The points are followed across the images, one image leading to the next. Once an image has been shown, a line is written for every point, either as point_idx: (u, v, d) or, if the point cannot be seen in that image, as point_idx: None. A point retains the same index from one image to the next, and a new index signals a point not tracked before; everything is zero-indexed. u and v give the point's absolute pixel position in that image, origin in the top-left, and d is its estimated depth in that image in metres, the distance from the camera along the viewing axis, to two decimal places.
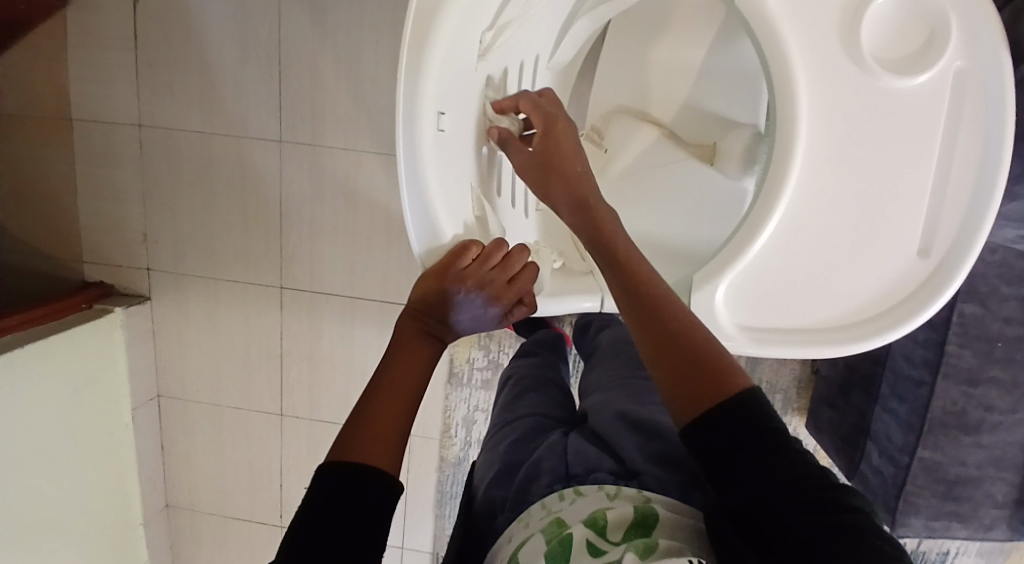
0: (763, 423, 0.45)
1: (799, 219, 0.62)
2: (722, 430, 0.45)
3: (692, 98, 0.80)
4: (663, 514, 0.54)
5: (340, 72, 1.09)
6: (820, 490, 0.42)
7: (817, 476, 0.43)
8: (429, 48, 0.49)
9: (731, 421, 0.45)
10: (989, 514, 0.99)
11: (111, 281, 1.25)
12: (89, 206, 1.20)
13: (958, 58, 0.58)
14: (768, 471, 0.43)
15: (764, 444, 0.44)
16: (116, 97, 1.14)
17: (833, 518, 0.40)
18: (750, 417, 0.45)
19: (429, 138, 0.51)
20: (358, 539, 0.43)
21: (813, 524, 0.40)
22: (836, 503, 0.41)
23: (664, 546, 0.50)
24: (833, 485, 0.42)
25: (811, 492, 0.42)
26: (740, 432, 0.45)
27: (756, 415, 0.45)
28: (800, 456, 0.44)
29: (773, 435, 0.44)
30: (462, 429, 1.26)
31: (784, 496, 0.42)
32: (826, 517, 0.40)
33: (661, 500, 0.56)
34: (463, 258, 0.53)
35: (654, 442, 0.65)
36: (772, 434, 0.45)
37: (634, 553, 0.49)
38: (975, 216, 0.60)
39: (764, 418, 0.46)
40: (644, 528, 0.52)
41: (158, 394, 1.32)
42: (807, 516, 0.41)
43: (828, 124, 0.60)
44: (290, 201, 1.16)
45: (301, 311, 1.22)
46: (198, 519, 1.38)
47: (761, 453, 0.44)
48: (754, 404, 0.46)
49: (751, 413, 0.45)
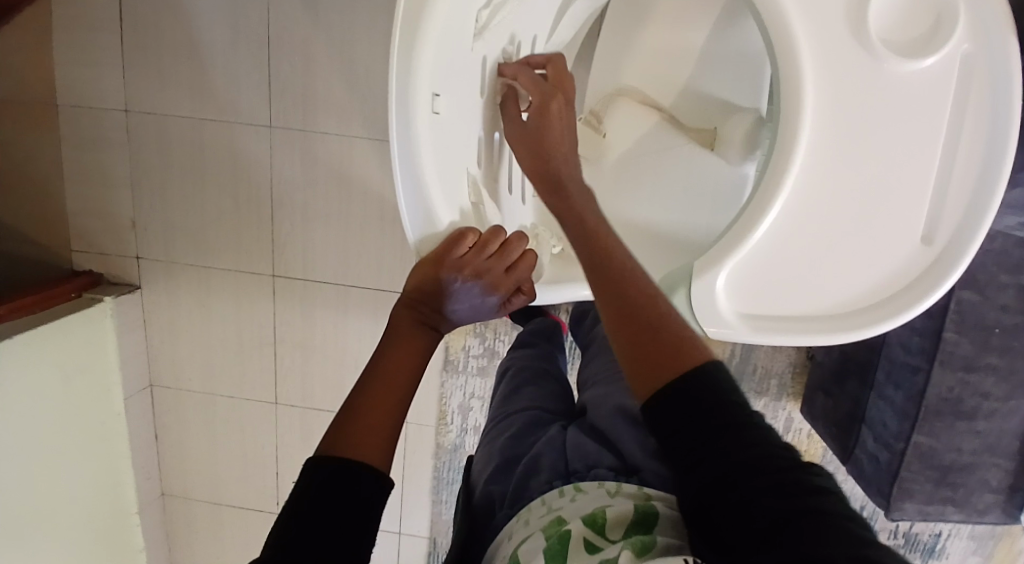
0: (718, 400, 0.44)
1: (800, 207, 0.61)
2: (678, 404, 0.45)
3: (692, 82, 0.79)
4: (663, 513, 0.53)
5: (331, 56, 1.06)
6: (783, 471, 0.40)
7: (779, 456, 0.41)
8: (423, 28, 0.47)
9: (684, 399, 0.44)
10: (983, 499, 1.00)
11: (100, 270, 1.23)
12: (77, 193, 1.18)
13: (965, 42, 0.57)
14: (726, 450, 0.42)
15: (721, 421, 0.43)
16: (102, 82, 1.11)
17: (796, 500, 0.38)
18: (704, 392, 0.44)
19: (424, 123, 0.49)
20: (352, 530, 0.42)
21: (776, 507, 0.38)
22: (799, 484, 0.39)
23: (661, 545, 0.49)
24: (796, 466, 0.41)
25: (772, 471, 0.40)
26: (693, 409, 0.44)
27: (713, 389, 0.45)
28: (760, 434, 0.42)
29: (729, 412, 0.43)
30: (457, 416, 1.26)
31: (746, 477, 0.40)
32: (788, 497, 0.38)
33: (661, 497, 0.57)
34: (460, 247, 0.52)
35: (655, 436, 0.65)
36: (728, 411, 0.44)
37: (630, 551, 0.48)
38: (979, 205, 0.60)
39: (724, 394, 0.45)
40: (642, 527, 0.52)
41: (150, 383, 1.30)
42: (767, 497, 0.39)
43: (830, 110, 0.59)
44: (281, 187, 1.14)
45: (294, 299, 1.21)
46: (193, 508, 1.38)
47: (718, 431, 0.43)
48: (711, 379, 0.45)
49: (707, 387, 0.44)
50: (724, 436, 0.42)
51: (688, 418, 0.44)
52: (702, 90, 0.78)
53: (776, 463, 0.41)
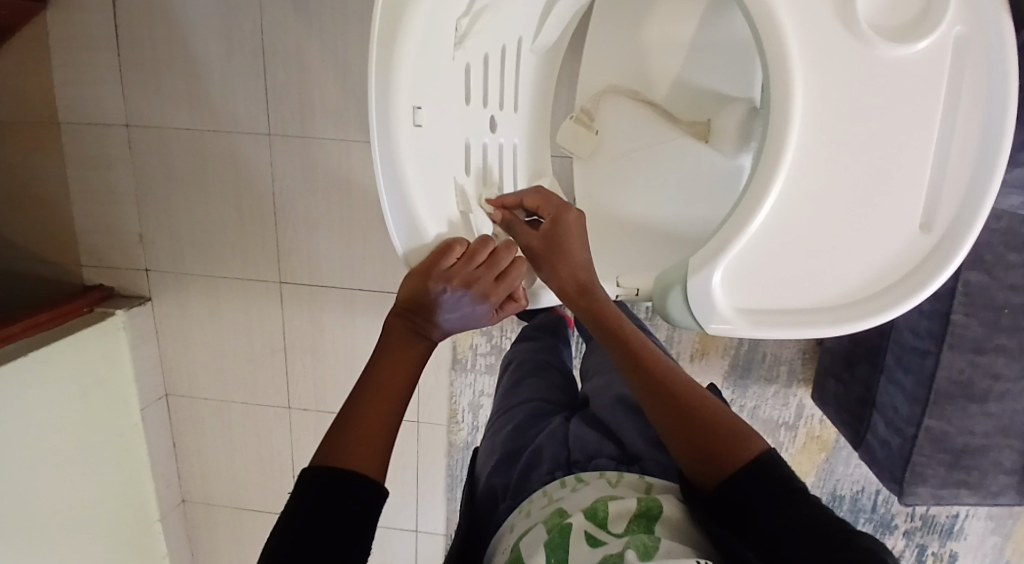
0: (781, 479, 0.48)
1: (796, 198, 0.60)
2: (745, 484, 0.49)
3: (685, 73, 0.77)
4: (667, 505, 0.54)
5: (325, 63, 1.06)
6: (830, 529, 0.44)
7: (831, 520, 0.45)
8: (400, 41, 0.47)
9: (751, 478, 0.49)
10: (998, 481, 0.99)
11: (111, 283, 1.25)
12: (85, 209, 1.20)
13: (959, 23, 0.56)
14: (780, 516, 0.46)
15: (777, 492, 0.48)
16: (103, 99, 1.13)
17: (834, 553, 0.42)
18: (762, 474, 0.49)
19: (405, 133, 0.50)
20: (344, 542, 0.42)
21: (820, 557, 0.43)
22: (841, 541, 0.43)
23: (664, 548, 0.49)
24: (845, 528, 0.44)
25: (818, 533, 0.44)
26: (758, 486, 0.49)
27: (772, 469, 0.49)
28: (815, 504, 0.46)
29: (789, 487, 0.48)
30: (468, 414, 1.27)
31: (794, 538, 0.45)
32: (828, 552, 0.42)
33: (660, 485, 0.58)
34: (447, 258, 0.53)
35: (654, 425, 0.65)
36: (783, 483, 0.48)
37: (634, 552, 0.48)
38: (978, 189, 0.59)
39: (786, 475, 0.49)
40: (646, 521, 0.52)
41: (167, 392, 1.32)
42: (813, 553, 0.43)
43: (823, 96, 0.58)
44: (283, 195, 1.15)
45: (302, 305, 1.22)
46: (214, 512, 1.40)
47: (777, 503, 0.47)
48: (768, 464, 0.49)
49: (766, 472, 0.49)
50: (778, 504, 0.47)
51: (744, 493, 0.49)
52: (695, 83, 0.77)
53: (825, 526, 0.44)
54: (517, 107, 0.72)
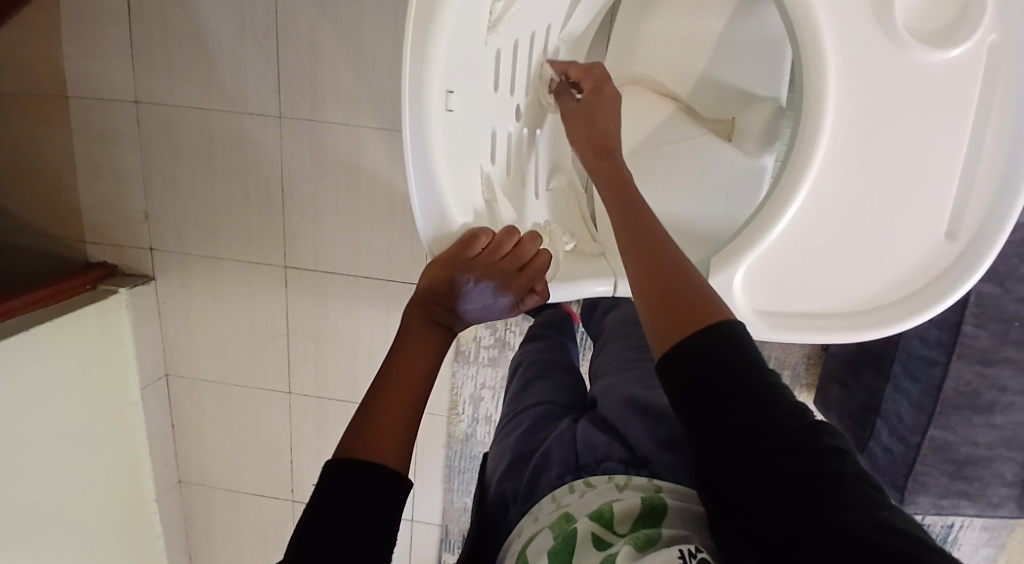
0: (731, 361, 0.43)
1: (821, 203, 0.60)
2: (697, 366, 0.44)
3: (710, 71, 0.76)
4: (671, 503, 0.54)
5: (340, 48, 1.05)
6: (797, 431, 0.40)
7: (792, 414, 0.41)
8: (437, 26, 0.46)
9: (700, 360, 0.44)
10: (998, 492, 0.99)
11: (114, 261, 1.24)
12: (90, 186, 1.19)
13: (994, 32, 0.55)
14: (740, 415, 0.42)
15: (732, 386, 0.42)
16: (113, 73, 1.11)
17: (816, 465, 0.39)
18: (711, 354, 0.44)
19: (437, 120, 0.48)
20: (366, 532, 0.41)
21: (791, 469, 0.39)
22: (816, 447, 0.40)
23: (666, 537, 0.49)
24: (808, 427, 0.41)
25: (787, 434, 0.40)
26: (707, 374, 0.44)
27: (733, 346, 0.44)
28: (772, 394, 0.42)
29: (740, 370, 0.43)
30: (469, 406, 1.26)
31: (757, 439, 0.41)
32: (808, 465, 0.39)
33: (671, 488, 0.56)
34: (472, 247, 0.51)
35: (665, 425, 0.63)
36: (735, 375, 0.43)
37: (632, 547, 0.48)
38: (1006, 198, 0.58)
39: (740, 358, 0.44)
40: (651, 519, 0.52)
41: (166, 372, 1.31)
42: (785, 462, 0.39)
43: (855, 102, 0.57)
44: (292, 180, 1.14)
45: (307, 290, 1.21)
46: (209, 495, 1.40)
47: (729, 398, 0.42)
48: (727, 339, 0.45)
49: (724, 347, 0.44)
50: (738, 401, 0.42)
51: (694, 389, 0.44)
52: (717, 80, 0.76)
53: (790, 424, 0.41)
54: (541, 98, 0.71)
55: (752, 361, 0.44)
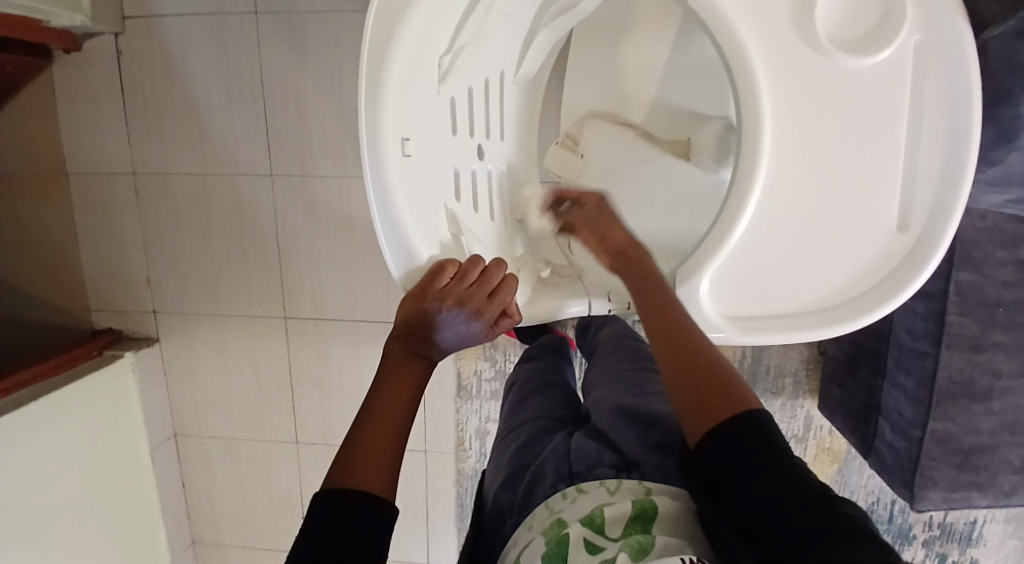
0: (756, 439, 0.47)
1: (774, 207, 0.62)
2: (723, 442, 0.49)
3: (663, 96, 0.79)
4: (661, 504, 0.55)
5: (322, 103, 1.10)
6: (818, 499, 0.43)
7: (813, 481, 0.45)
8: (385, 81, 0.50)
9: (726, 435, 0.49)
10: (1009, 480, 0.98)
11: (119, 327, 1.28)
12: (93, 256, 1.23)
13: (916, 31, 0.58)
14: (762, 484, 0.46)
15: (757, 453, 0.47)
16: (110, 147, 1.17)
17: (829, 520, 0.41)
18: (746, 431, 0.48)
19: (395, 163, 0.52)
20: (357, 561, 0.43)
21: (807, 528, 0.42)
22: (833, 511, 0.42)
23: (659, 545, 0.51)
24: (828, 492, 0.44)
25: (806, 499, 0.43)
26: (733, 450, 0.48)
27: (763, 423, 0.48)
28: (797, 469, 0.46)
29: (767, 446, 0.47)
30: (476, 441, 1.27)
31: (778, 504, 0.44)
32: (823, 523, 0.41)
33: (661, 489, 0.58)
34: (441, 277, 0.55)
35: (652, 431, 0.64)
36: (764, 451, 0.47)
37: (628, 553, 0.51)
38: (951, 184, 0.60)
39: (767, 434, 0.48)
40: (642, 522, 0.54)
41: (176, 432, 1.33)
42: (803, 523, 0.42)
43: (793, 111, 0.60)
44: (285, 234, 1.18)
45: (307, 339, 1.24)
46: (226, 552, 1.40)
47: (755, 470, 0.46)
48: (758, 421, 0.48)
49: (751, 427, 0.48)
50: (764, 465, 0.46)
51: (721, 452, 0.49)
52: (675, 104, 0.79)
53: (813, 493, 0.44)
54: (503, 135, 0.75)
55: (783, 445, 0.48)
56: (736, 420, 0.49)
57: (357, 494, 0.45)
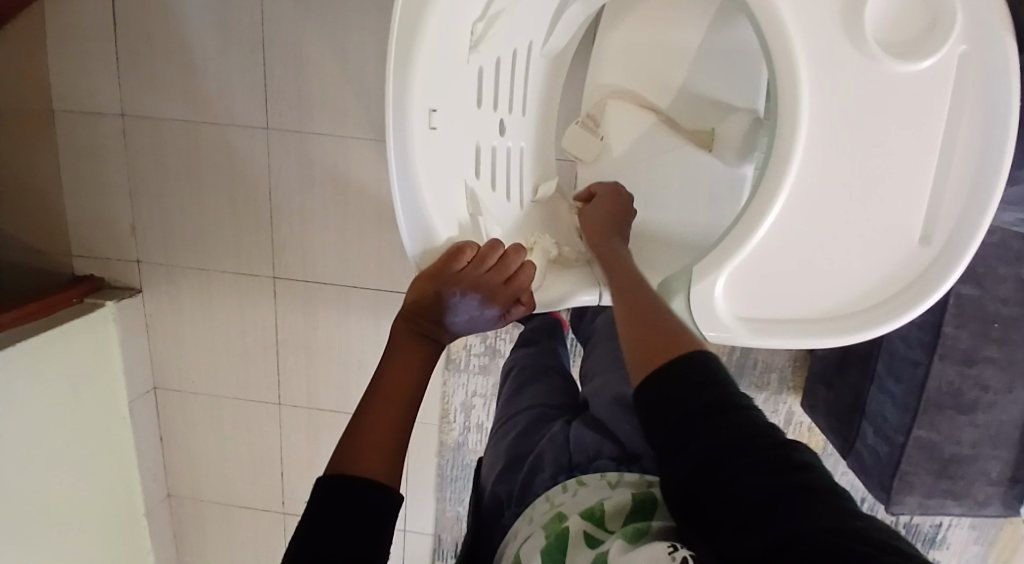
0: (703, 388, 0.46)
1: (799, 210, 0.61)
2: (664, 395, 0.48)
3: (690, 84, 0.77)
4: (662, 498, 0.55)
5: (328, 59, 1.05)
6: (769, 448, 0.42)
7: (765, 432, 0.43)
8: (417, 46, 0.47)
9: (674, 386, 0.47)
10: (984, 491, 1.00)
11: (101, 275, 1.23)
12: (77, 200, 1.18)
13: (963, 42, 0.56)
14: (709, 437, 0.44)
15: (708, 408, 0.45)
16: (99, 86, 1.11)
17: (785, 477, 0.39)
18: (686, 380, 0.47)
19: (420, 135, 0.49)
20: (361, 535, 0.42)
21: (760, 484, 0.40)
22: (787, 462, 0.40)
23: (656, 529, 0.50)
24: (781, 442, 0.42)
25: (756, 450, 0.41)
26: (677, 401, 0.47)
27: (704, 373, 0.47)
28: (742, 414, 0.44)
29: (713, 396, 0.45)
30: (461, 414, 1.26)
31: (730, 458, 0.42)
32: (778, 480, 0.39)
33: (661, 483, 0.58)
34: (458, 261, 0.53)
35: None
36: (710, 399, 0.45)
37: (623, 539, 0.49)
38: (978, 201, 0.59)
39: (713, 384, 0.47)
40: (642, 514, 0.53)
41: (155, 385, 1.31)
42: (757, 479, 0.40)
43: (830, 112, 0.58)
44: (280, 192, 1.14)
45: (296, 301, 1.21)
46: (201, 508, 1.39)
47: (702, 420, 0.45)
48: (701, 368, 0.48)
49: (696, 373, 0.47)
50: (716, 420, 0.44)
51: (672, 411, 0.47)
52: (699, 93, 0.77)
53: (760, 441, 0.42)
54: (522, 111, 0.72)
55: (727, 389, 0.46)
56: (679, 364, 0.48)
57: (356, 479, 0.44)
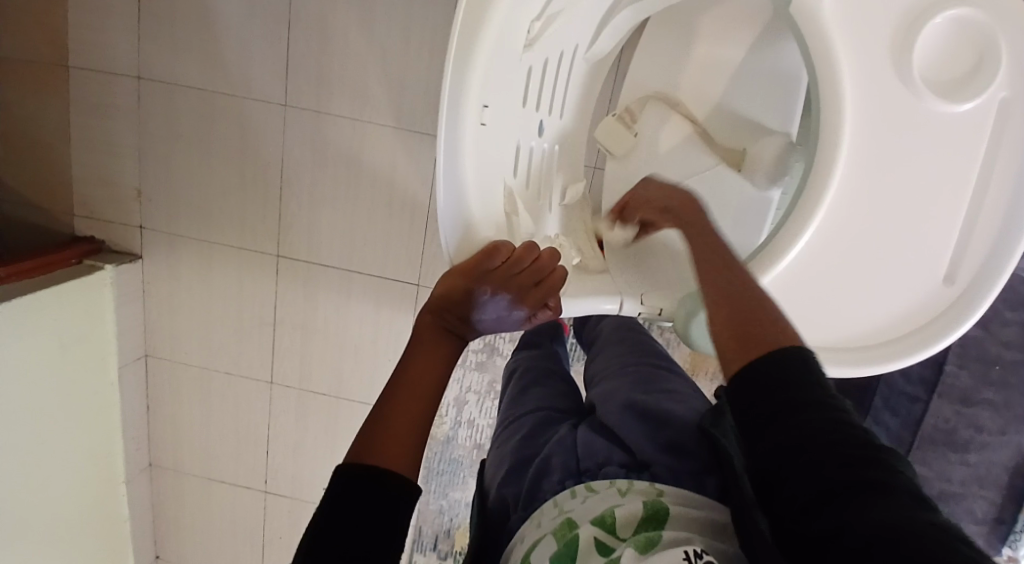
0: (784, 382, 0.45)
1: (830, 237, 0.61)
2: (746, 385, 0.47)
3: (726, 100, 0.77)
4: (674, 508, 0.54)
5: (356, 41, 1.04)
6: (842, 445, 0.39)
7: (842, 430, 0.40)
8: (479, 39, 0.47)
9: (755, 376, 0.46)
10: (966, 530, 1.00)
11: (101, 237, 1.21)
12: (84, 159, 1.16)
13: (1006, 88, 0.56)
14: (781, 431, 0.42)
15: (778, 405, 0.44)
16: (118, 45, 1.09)
17: (851, 475, 0.38)
18: (769, 374, 0.46)
19: (470, 129, 0.49)
20: (379, 533, 0.41)
21: (827, 479, 0.39)
22: (857, 460, 0.38)
23: (666, 538, 0.50)
24: (859, 441, 0.39)
25: (826, 447, 0.40)
26: (756, 392, 0.46)
27: (785, 369, 0.45)
28: (822, 411, 0.42)
29: (791, 390, 0.44)
30: (453, 409, 1.26)
31: (797, 453, 0.41)
32: (845, 477, 0.38)
33: (672, 492, 0.57)
34: (491, 260, 0.52)
35: (663, 429, 0.64)
36: (788, 394, 0.44)
37: (634, 549, 0.50)
38: (1006, 244, 0.59)
39: (792, 377, 0.45)
40: (654, 524, 0.53)
41: (147, 352, 1.29)
42: (824, 474, 0.39)
43: (870, 142, 0.59)
44: (294, 169, 1.13)
45: (299, 281, 1.20)
46: (181, 480, 1.37)
47: (777, 414, 0.43)
48: (785, 362, 0.46)
49: (778, 368, 0.46)
50: (792, 418, 0.42)
51: (751, 401, 0.46)
52: (731, 111, 0.77)
53: (833, 437, 0.40)
54: (559, 114, 0.72)
55: (811, 383, 0.44)
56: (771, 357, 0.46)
57: (377, 470, 0.43)
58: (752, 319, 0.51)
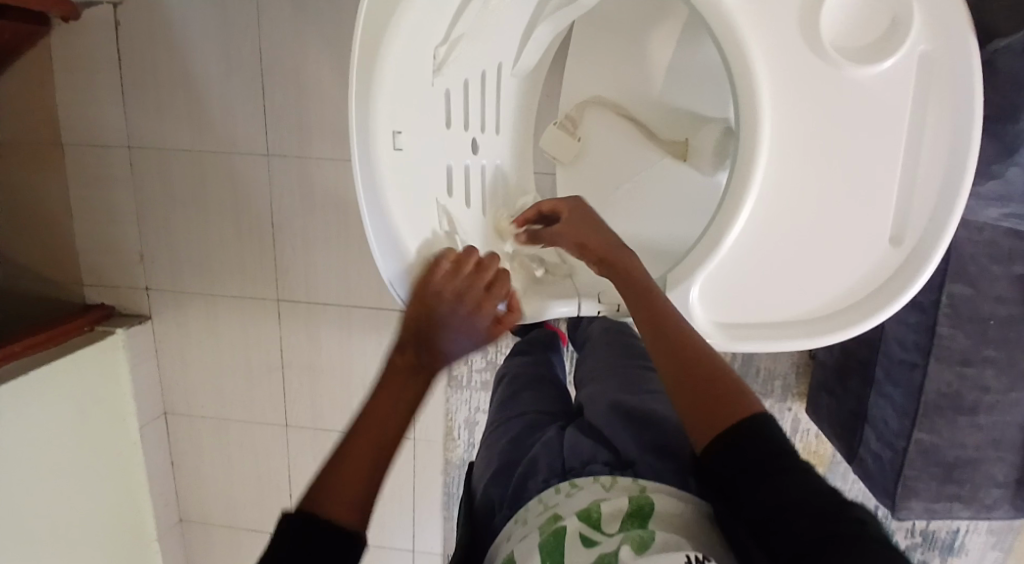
0: (762, 450, 0.48)
1: (769, 215, 0.62)
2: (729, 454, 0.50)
3: (665, 95, 0.80)
4: (660, 502, 0.55)
5: (323, 85, 1.09)
6: (822, 506, 0.44)
7: (819, 493, 0.45)
8: (381, 71, 0.49)
9: (732, 441, 0.50)
10: (990, 494, 0.99)
11: (112, 302, 1.27)
12: (88, 230, 1.23)
13: (924, 42, 0.57)
14: (767, 493, 0.47)
15: (762, 468, 0.48)
16: (107, 120, 1.16)
17: (831, 529, 0.42)
18: (751, 444, 0.49)
19: (384, 156, 0.52)
20: None
21: (812, 535, 0.43)
22: (837, 517, 0.43)
23: (659, 540, 0.50)
24: (836, 502, 0.44)
25: (809, 508, 0.44)
26: (738, 458, 0.49)
27: (758, 436, 0.49)
28: (801, 475, 0.47)
29: (771, 454, 0.48)
30: (464, 431, 1.27)
31: (782, 512, 0.45)
32: (826, 530, 0.42)
33: (658, 486, 0.57)
34: (435, 270, 0.56)
35: (648, 429, 0.65)
36: (770, 457, 0.48)
37: (630, 548, 0.50)
38: (949, 196, 0.59)
39: (768, 443, 0.49)
40: (639, 519, 0.54)
41: (165, 409, 1.33)
42: (809, 530, 0.43)
43: (793, 117, 0.59)
44: (281, 215, 1.17)
45: (300, 322, 1.23)
46: (211, 530, 1.40)
47: (762, 476, 0.47)
48: (758, 432, 0.50)
49: (754, 440, 0.49)
50: (769, 481, 0.47)
51: (729, 465, 0.49)
52: (679, 105, 0.79)
53: (813, 499, 0.45)
54: (498, 131, 0.74)
55: (784, 448, 0.49)
56: (742, 428, 0.50)
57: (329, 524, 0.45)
58: (709, 388, 0.54)
